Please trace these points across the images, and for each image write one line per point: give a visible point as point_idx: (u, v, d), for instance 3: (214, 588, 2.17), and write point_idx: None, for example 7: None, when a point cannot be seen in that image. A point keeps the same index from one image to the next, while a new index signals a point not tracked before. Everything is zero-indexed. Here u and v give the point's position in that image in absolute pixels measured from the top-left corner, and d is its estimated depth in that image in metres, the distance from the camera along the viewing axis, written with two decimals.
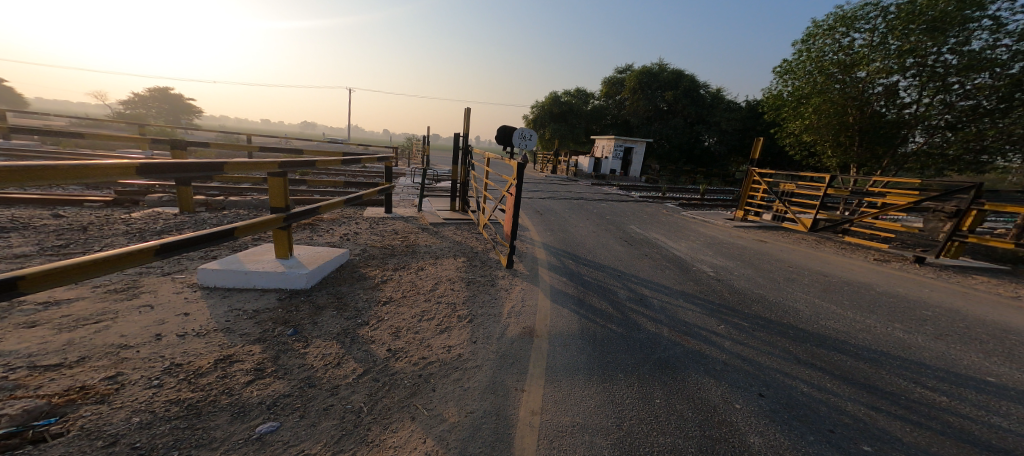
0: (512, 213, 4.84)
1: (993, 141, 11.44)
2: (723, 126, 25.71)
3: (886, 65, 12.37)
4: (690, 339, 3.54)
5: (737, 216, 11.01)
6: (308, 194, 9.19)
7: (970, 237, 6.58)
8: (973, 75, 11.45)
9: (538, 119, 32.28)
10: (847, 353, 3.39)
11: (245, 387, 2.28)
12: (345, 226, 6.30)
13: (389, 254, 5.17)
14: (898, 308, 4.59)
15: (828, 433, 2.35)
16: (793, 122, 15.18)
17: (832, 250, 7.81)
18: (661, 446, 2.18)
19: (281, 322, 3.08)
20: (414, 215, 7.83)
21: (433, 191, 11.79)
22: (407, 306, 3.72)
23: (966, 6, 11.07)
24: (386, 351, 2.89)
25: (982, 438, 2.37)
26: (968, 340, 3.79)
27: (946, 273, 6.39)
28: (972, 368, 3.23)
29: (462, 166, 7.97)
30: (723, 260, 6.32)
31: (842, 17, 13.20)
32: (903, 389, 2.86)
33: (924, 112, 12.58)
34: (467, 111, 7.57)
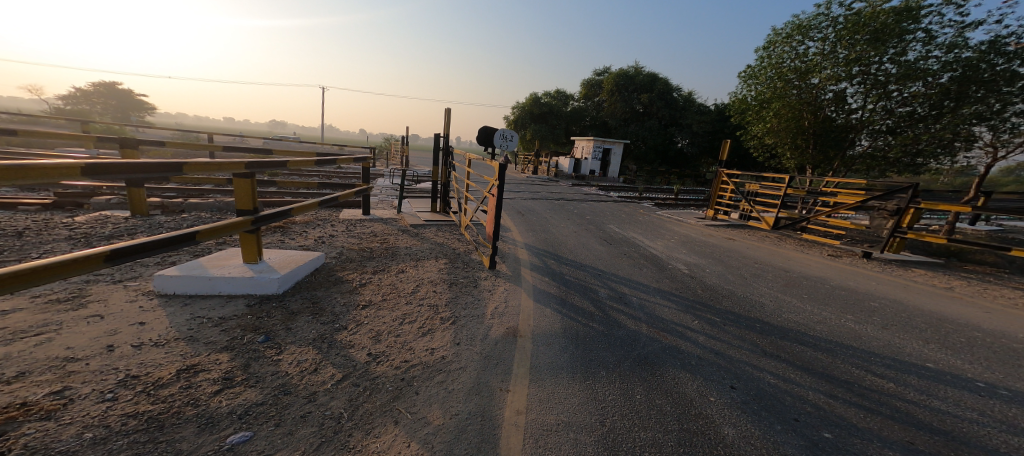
0: (494, 214, 4.84)
1: (928, 145, 12.59)
2: (695, 129, 26.61)
3: (835, 73, 13.13)
4: (668, 335, 3.64)
5: (708, 215, 11.42)
6: (277, 196, 8.88)
7: (910, 233, 7.11)
8: (909, 84, 12.45)
9: (518, 119, 31.94)
10: (811, 345, 3.58)
11: (212, 397, 2.18)
12: (319, 228, 6.12)
13: (367, 257, 5.07)
14: (855, 301, 4.88)
15: (793, 421, 2.47)
16: (755, 125, 15.90)
17: (795, 247, 8.22)
18: (642, 440, 2.24)
19: (250, 328, 2.96)
20: (393, 217, 7.71)
21: (412, 192, 11.64)
22: (386, 309, 3.65)
23: (903, 19, 11.97)
24: (366, 355, 2.84)
25: (925, 420, 2.55)
26: (916, 329, 4.08)
27: (896, 268, 6.85)
28: (919, 355, 3.48)
29: (442, 166, 7.90)
30: (696, 258, 6.55)
31: (797, 25, 13.91)
32: (858, 378, 3.04)
33: (865, 118, 13.57)
34: (447, 110, 7.50)
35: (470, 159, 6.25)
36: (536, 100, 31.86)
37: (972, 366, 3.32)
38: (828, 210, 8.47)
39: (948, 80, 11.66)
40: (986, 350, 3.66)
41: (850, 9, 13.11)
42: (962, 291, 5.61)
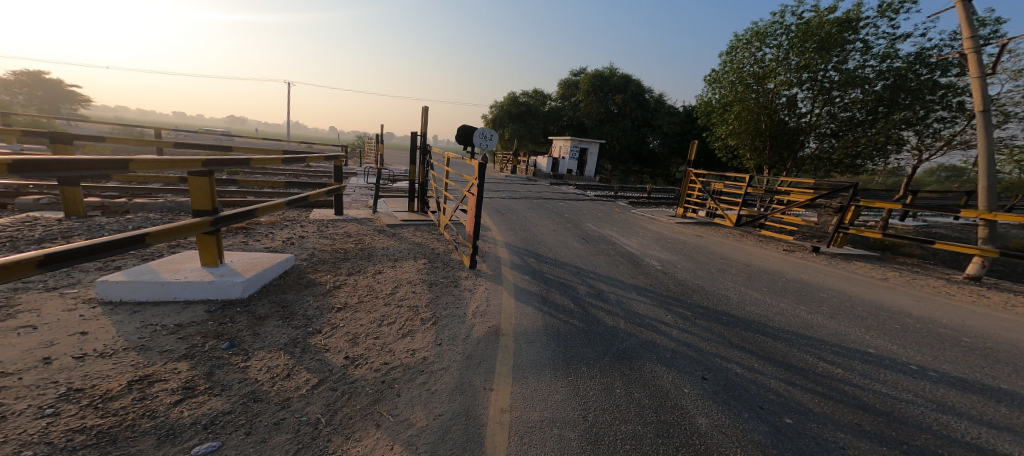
0: (474, 214, 4.82)
1: (865, 148, 13.87)
2: (666, 129, 27.45)
3: (788, 78, 13.97)
4: (644, 330, 3.76)
5: (678, 213, 11.84)
6: (240, 196, 8.45)
7: (851, 228, 7.68)
8: (849, 91, 13.49)
9: (497, 118, 32.26)
10: (773, 336, 3.79)
11: (171, 408, 2.05)
12: (287, 229, 5.89)
13: (342, 258, 4.92)
14: (809, 293, 5.22)
15: (758, 409, 2.61)
16: (718, 127, 16.60)
17: (757, 242, 8.67)
18: (623, 433, 2.30)
19: (212, 335, 2.80)
20: (369, 217, 7.53)
21: (387, 192, 11.37)
22: (363, 311, 3.57)
23: (845, 30, 13.02)
24: (343, 358, 2.77)
25: (870, 403, 2.76)
26: (862, 318, 4.41)
27: (844, 261, 7.36)
28: (862, 342, 3.76)
29: (419, 165, 7.78)
30: (669, 254, 6.78)
31: (755, 32, 14.66)
32: (813, 366, 3.25)
33: (813, 122, 14.55)
34: (425, 109, 7.40)
35: (449, 158, 6.17)
36: (515, 99, 32.00)
37: (906, 351, 3.63)
38: (780, 208, 9.05)
39: (882, 88, 12.88)
40: (919, 336, 3.99)
41: (799, 18, 13.98)
42: (897, 281, 6.10)
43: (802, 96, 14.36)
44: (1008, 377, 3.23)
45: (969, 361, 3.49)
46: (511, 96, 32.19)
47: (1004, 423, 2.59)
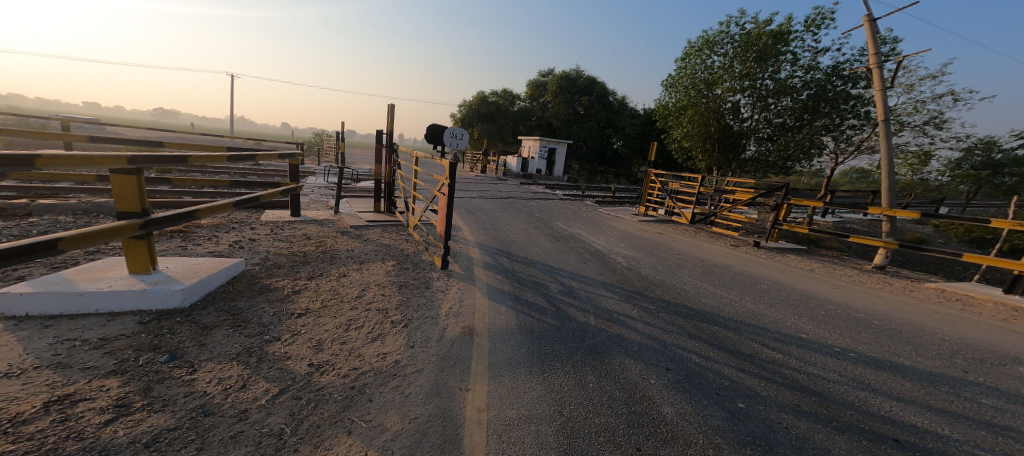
0: (445, 214, 4.76)
1: (795, 151, 15.53)
2: (628, 131, 28.45)
3: (732, 85, 14.95)
4: (612, 325, 3.89)
5: (640, 212, 12.34)
6: (177, 196, 7.78)
7: (784, 225, 8.35)
8: (781, 99, 14.67)
9: (465, 117, 32.05)
10: (728, 327, 4.04)
11: (102, 428, 1.84)
12: (235, 232, 5.51)
13: (301, 262, 4.68)
14: (756, 284, 5.62)
15: (715, 395, 2.79)
16: (674, 129, 17.46)
17: (709, 238, 9.21)
18: (596, 426, 2.37)
19: (148, 348, 2.53)
20: (331, 218, 7.21)
21: (350, 192, 10.95)
22: (327, 316, 3.41)
23: (778, 42, 14.15)
24: (307, 366, 2.63)
25: (809, 385, 3.02)
26: (804, 307, 4.80)
27: (780, 254, 7.99)
28: (803, 329, 4.10)
29: (385, 164, 7.55)
30: (633, 251, 7.05)
31: (705, 40, 15.56)
32: (760, 352, 3.51)
33: (752, 126, 15.64)
34: (391, 106, 7.18)
35: (417, 157, 6.04)
36: (483, 98, 31.87)
37: (832, 335, 4.00)
38: (729, 206, 9.68)
39: (807, 97, 14.26)
40: (842, 321, 4.41)
41: (741, 29, 14.98)
42: (822, 272, 6.72)
43: (744, 103, 15.44)
44: (911, 355, 3.65)
45: (884, 342, 3.91)
46: (479, 95, 32.09)
47: (911, 396, 2.93)
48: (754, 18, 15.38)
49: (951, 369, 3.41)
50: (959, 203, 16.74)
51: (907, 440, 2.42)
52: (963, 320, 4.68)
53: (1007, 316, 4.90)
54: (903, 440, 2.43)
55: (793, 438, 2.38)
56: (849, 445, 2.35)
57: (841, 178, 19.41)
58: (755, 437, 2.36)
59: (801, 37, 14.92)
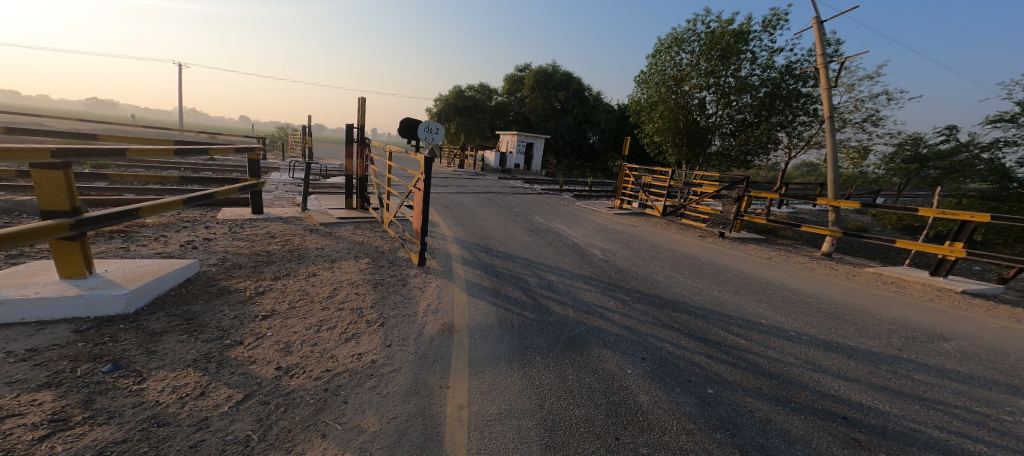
0: (421, 209, 4.65)
1: (754, 146, 16.60)
2: (604, 126, 28.87)
3: (699, 82, 15.37)
4: (591, 317, 3.92)
5: (615, 205, 12.54)
6: (118, 193, 7.20)
7: (746, 216, 8.67)
8: (741, 96, 15.37)
9: (442, 112, 31.57)
10: (700, 315, 4.14)
11: (35, 446, 1.68)
12: (187, 232, 5.18)
13: (266, 261, 4.47)
14: (722, 273, 5.82)
15: (688, 383, 2.86)
16: (645, 124, 17.79)
17: (679, 230, 9.46)
18: (577, 418, 2.38)
19: (87, 357, 2.32)
20: (299, 216, 6.94)
21: (319, 188, 10.56)
22: (296, 318, 3.27)
23: (740, 41, 14.69)
24: (274, 370, 2.51)
25: (769, 368, 3.14)
26: (769, 294, 5.00)
27: (742, 244, 8.30)
28: (770, 316, 4.27)
29: (358, 159, 7.34)
30: (609, 244, 7.15)
31: (674, 38, 15.89)
32: (726, 339, 3.63)
33: (716, 122, 16.16)
34: (362, 99, 6.95)
35: (391, 151, 5.88)
36: (460, 92, 31.41)
37: (786, 319, 4.19)
38: (698, 199, 9.97)
39: (764, 95, 15.18)
40: (796, 305, 4.64)
41: (706, 28, 15.40)
42: (778, 259, 7.03)
43: (709, 99, 15.94)
44: (854, 335, 3.88)
45: (842, 325, 4.12)
46: (456, 89, 31.62)
47: (855, 375, 3.10)
48: (717, 17, 15.85)
49: (904, 349, 3.63)
50: (904, 193, 18.04)
51: (854, 417, 2.55)
52: (904, 301, 5.02)
53: (935, 296, 5.31)
54: (852, 417, 2.55)
55: (757, 421, 2.46)
56: (807, 424, 2.44)
57: (797, 171, 20.53)
58: (724, 422, 2.43)
59: (759, 37, 15.55)
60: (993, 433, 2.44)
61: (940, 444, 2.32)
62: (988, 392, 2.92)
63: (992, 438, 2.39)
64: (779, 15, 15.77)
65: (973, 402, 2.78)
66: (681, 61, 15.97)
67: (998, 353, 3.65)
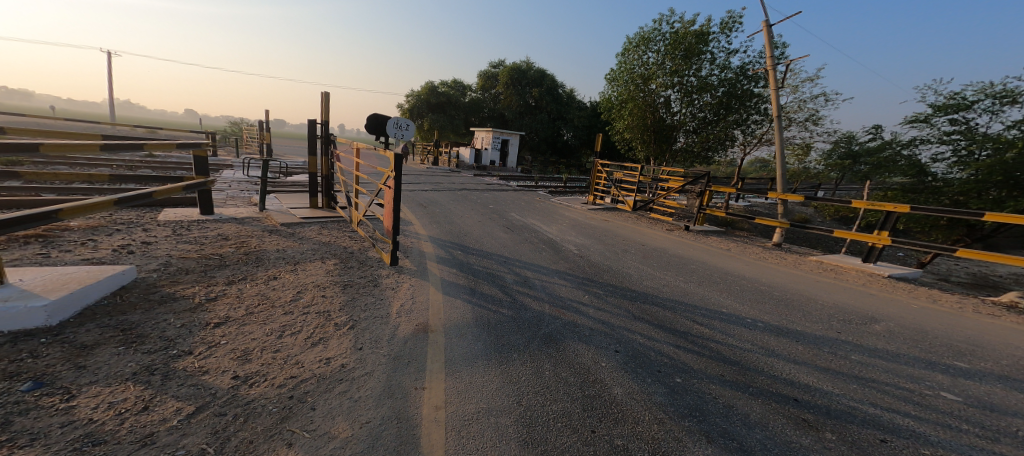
0: (392, 208, 4.55)
1: (714, 142, 17.39)
2: (577, 123, 29.26)
3: (665, 81, 15.78)
4: (566, 311, 3.97)
5: (589, 200, 12.72)
6: (37, 193, 6.50)
7: (709, 209, 9.02)
8: (702, 95, 15.99)
9: (414, 108, 30.85)
10: (670, 307, 4.27)
11: None
12: (123, 236, 4.78)
13: (220, 265, 4.21)
14: (687, 265, 6.02)
15: (658, 373, 2.94)
16: (616, 122, 18.12)
17: (649, 224, 9.71)
18: (555, 413, 2.40)
19: (3, 376, 2.08)
20: (258, 216, 6.59)
21: (280, 187, 10.08)
22: (255, 324, 3.10)
23: (701, 42, 15.23)
24: (232, 379, 2.37)
25: (730, 355, 3.27)
26: (733, 285, 5.21)
27: (706, 237, 8.62)
28: (735, 305, 4.45)
29: (321, 156, 7.08)
30: (584, 239, 7.25)
31: (641, 37, 16.22)
32: (691, 328, 3.76)
33: (680, 120, 16.66)
34: (325, 94, 6.69)
35: (359, 148, 5.70)
36: (433, 87, 30.81)
37: (743, 308, 4.39)
38: (666, 194, 10.27)
39: (722, 94, 15.94)
40: (752, 294, 4.87)
41: (670, 28, 15.82)
42: (736, 251, 7.35)
43: (674, 98, 16.41)
44: (800, 321, 4.11)
45: (801, 312, 4.36)
46: (428, 85, 31.00)
47: (803, 359, 3.28)
48: (680, 18, 16.31)
49: (857, 332, 3.88)
50: (846, 185, 19.49)
51: (804, 399, 2.70)
52: (842, 287, 5.39)
53: (867, 281, 5.73)
54: (801, 399, 2.70)
55: (721, 407, 2.56)
56: (763, 408, 2.56)
57: (751, 167, 21.66)
58: (691, 409, 2.52)
59: (717, 38, 16.16)
60: (916, 407, 2.65)
61: (877, 420, 2.48)
62: (926, 369, 3.18)
63: (917, 412, 2.59)
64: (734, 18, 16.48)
65: (901, 379, 3.01)
66: (648, 60, 16.34)
67: (918, 331, 3.98)
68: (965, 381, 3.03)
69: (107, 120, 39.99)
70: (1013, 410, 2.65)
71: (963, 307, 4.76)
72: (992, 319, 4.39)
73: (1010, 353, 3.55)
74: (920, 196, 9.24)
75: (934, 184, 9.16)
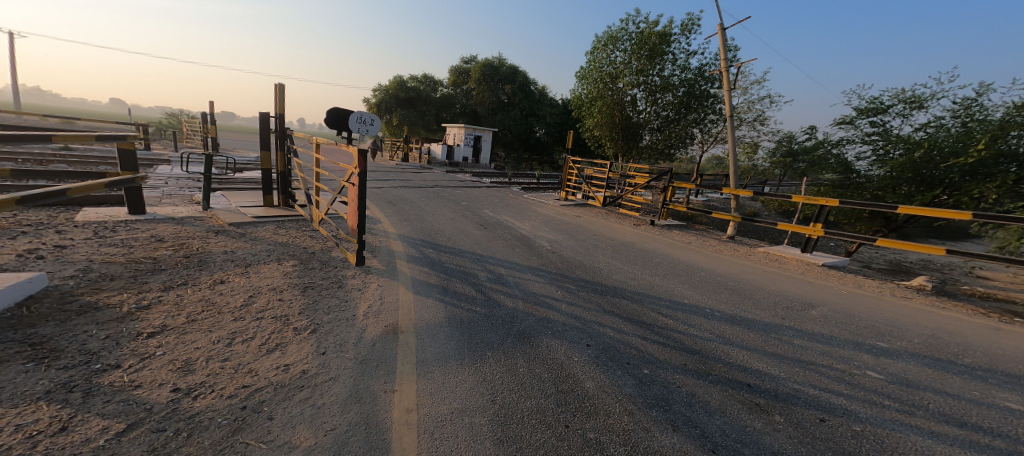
0: (357, 206, 4.37)
1: (676, 140, 17.99)
2: (550, 120, 29.45)
3: (631, 80, 16.12)
4: (539, 307, 3.97)
5: (561, 197, 12.83)
6: None
7: (672, 204, 9.31)
8: (665, 95, 16.47)
9: (382, 103, 29.93)
10: (639, 300, 4.35)
11: None
12: (33, 239, 4.30)
13: (154, 270, 3.87)
14: (653, 259, 6.17)
15: (627, 365, 2.98)
16: (585, 119, 18.35)
17: (618, 219, 9.90)
18: (529, 409, 2.37)
19: None
20: (203, 216, 6.14)
21: (230, 185, 9.48)
22: (199, 332, 2.86)
23: (664, 43, 15.65)
24: (172, 392, 2.18)
25: (691, 345, 3.37)
26: (699, 277, 5.38)
27: (671, 231, 8.89)
28: (700, 296, 4.59)
29: (277, 151, 6.74)
30: (556, 235, 7.30)
31: (609, 37, 16.46)
32: (657, 320, 3.84)
33: (645, 118, 17.08)
34: (279, 86, 6.32)
35: (319, 144, 5.42)
36: (402, 82, 30.09)
37: (705, 298, 4.55)
38: (634, 189, 10.50)
39: (683, 94, 16.49)
40: (711, 285, 5.05)
41: (636, 28, 16.13)
42: (697, 244, 7.62)
43: (640, 96, 16.80)
44: (750, 309, 4.31)
45: (761, 301, 4.56)
46: (397, 79, 30.20)
47: (754, 345, 3.43)
48: (646, 18, 16.66)
49: (812, 319, 4.10)
50: (790, 180, 20.90)
51: (757, 384, 2.81)
52: (785, 275, 5.70)
53: (804, 269, 6.09)
54: (753, 384, 2.82)
55: (684, 396, 2.63)
56: (722, 395, 2.66)
57: (708, 164, 22.74)
58: (658, 399, 2.57)
59: (678, 39, 16.68)
60: (853, 387, 2.83)
61: (817, 401, 2.62)
62: (870, 352, 3.40)
63: (849, 391, 2.76)
64: (694, 20, 17.03)
65: (834, 360, 3.21)
66: (616, 59, 16.63)
67: (858, 315, 4.26)
68: (886, 359, 3.27)
69: (15, 110, 35.10)
70: (927, 385, 2.90)
71: (883, 290, 5.19)
72: (907, 302, 4.81)
73: (921, 332, 3.89)
74: (847, 191, 9.93)
75: (858, 181, 9.86)
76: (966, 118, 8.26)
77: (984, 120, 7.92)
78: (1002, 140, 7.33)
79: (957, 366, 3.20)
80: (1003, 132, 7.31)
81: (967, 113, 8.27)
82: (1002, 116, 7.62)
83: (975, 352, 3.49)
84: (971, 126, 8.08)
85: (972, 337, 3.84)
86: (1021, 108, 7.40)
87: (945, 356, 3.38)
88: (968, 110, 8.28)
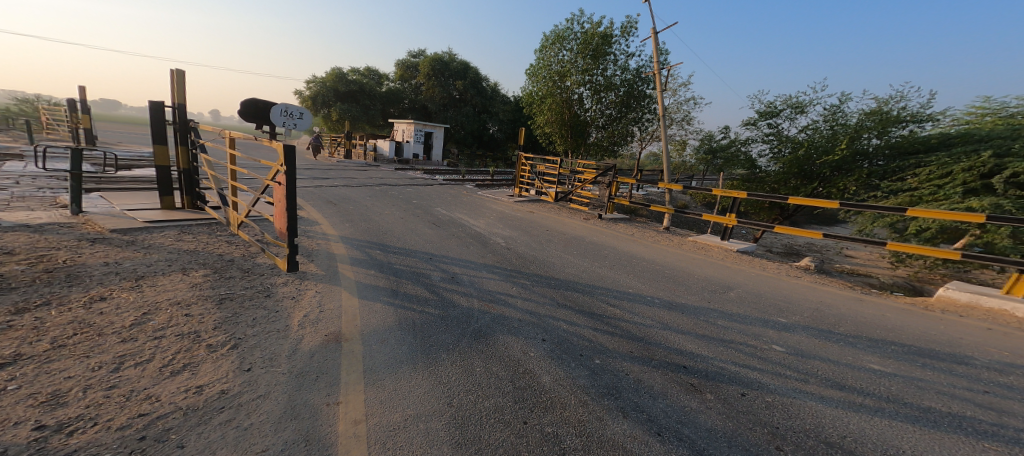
0: (281, 208, 4.07)
1: (619, 138, 18.75)
2: (502, 117, 29.43)
3: (577, 79, 16.52)
4: (495, 305, 3.92)
5: (514, 193, 12.89)
6: None
7: (616, 198, 9.68)
8: (609, 94, 17.08)
9: (319, 96, 28.05)
10: (589, 293, 4.44)
11: None
12: None
13: (1, 289, 3.15)
14: (601, 252, 6.33)
15: (581, 357, 3.02)
16: (535, 116, 18.56)
17: (569, 214, 10.08)
18: (486, 409, 2.31)
19: None
20: (74, 223, 5.25)
21: (127, 187, 8.30)
22: (71, 358, 2.41)
23: (606, 44, 16.20)
24: (38, 429, 1.82)
25: (636, 333, 3.49)
26: (639, 267, 5.61)
27: (616, 224, 9.24)
28: (643, 286, 4.80)
29: (177, 146, 6.03)
30: (510, 231, 7.28)
31: (556, 36, 16.71)
32: (607, 311, 3.95)
33: (592, 116, 17.60)
34: (176, 73, 5.67)
35: (231, 138, 4.92)
36: (342, 75, 28.48)
37: (648, 287, 4.74)
38: (582, 185, 10.78)
39: (624, 94, 17.23)
40: (651, 274, 5.30)
41: (581, 28, 16.49)
42: (637, 235, 7.96)
43: (586, 95, 17.27)
44: (684, 294, 4.58)
45: (697, 288, 4.85)
46: (337, 72, 28.52)
47: (688, 328, 3.63)
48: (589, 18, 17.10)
49: (742, 301, 4.43)
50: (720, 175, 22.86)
51: (692, 366, 2.97)
52: (710, 262, 6.11)
53: (724, 255, 6.60)
54: (690, 366, 2.97)
55: (632, 382, 2.71)
56: (664, 379, 2.77)
57: (647, 160, 24.05)
58: (610, 388, 2.62)
59: (618, 41, 17.35)
60: (774, 361, 3.08)
61: (739, 377, 2.82)
62: (793, 329, 3.72)
63: (763, 366, 3.00)
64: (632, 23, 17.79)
65: (752, 338, 3.49)
66: (563, 58, 16.93)
67: (772, 295, 4.69)
68: (800, 334, 3.62)
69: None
70: (819, 354, 3.23)
71: (781, 271, 5.76)
72: (799, 280, 5.40)
73: (812, 307, 4.35)
74: (753, 185, 10.88)
75: (761, 176, 10.88)
76: (833, 122, 9.45)
77: (846, 124, 9.14)
78: (858, 140, 8.61)
79: (843, 336, 3.61)
80: (858, 134, 8.59)
81: (833, 118, 9.45)
82: (857, 121, 8.92)
83: (871, 322, 3.99)
84: (837, 129, 9.29)
85: (846, 308, 4.36)
86: (869, 115, 8.71)
87: (849, 327, 3.83)
88: (834, 116, 9.47)
